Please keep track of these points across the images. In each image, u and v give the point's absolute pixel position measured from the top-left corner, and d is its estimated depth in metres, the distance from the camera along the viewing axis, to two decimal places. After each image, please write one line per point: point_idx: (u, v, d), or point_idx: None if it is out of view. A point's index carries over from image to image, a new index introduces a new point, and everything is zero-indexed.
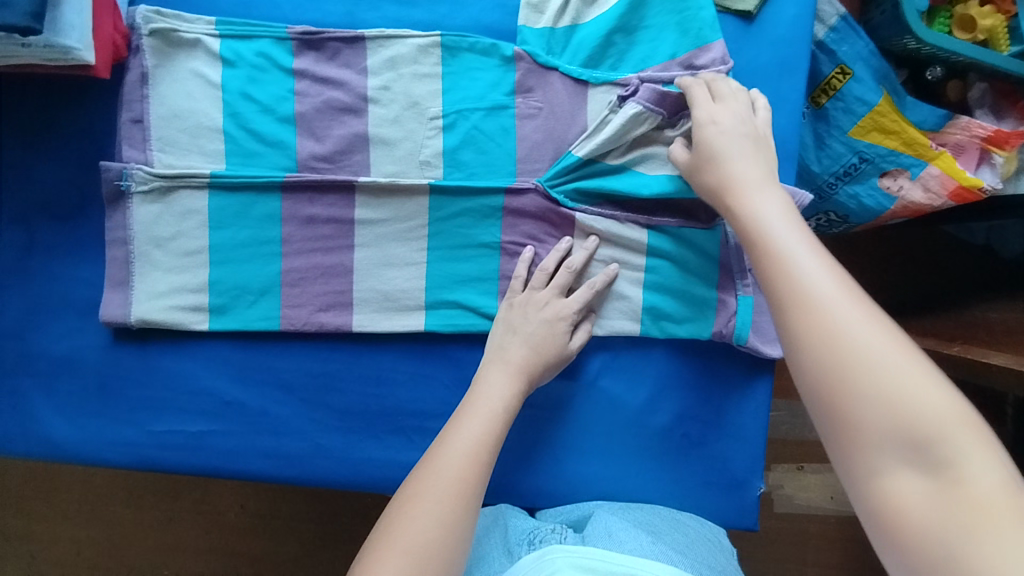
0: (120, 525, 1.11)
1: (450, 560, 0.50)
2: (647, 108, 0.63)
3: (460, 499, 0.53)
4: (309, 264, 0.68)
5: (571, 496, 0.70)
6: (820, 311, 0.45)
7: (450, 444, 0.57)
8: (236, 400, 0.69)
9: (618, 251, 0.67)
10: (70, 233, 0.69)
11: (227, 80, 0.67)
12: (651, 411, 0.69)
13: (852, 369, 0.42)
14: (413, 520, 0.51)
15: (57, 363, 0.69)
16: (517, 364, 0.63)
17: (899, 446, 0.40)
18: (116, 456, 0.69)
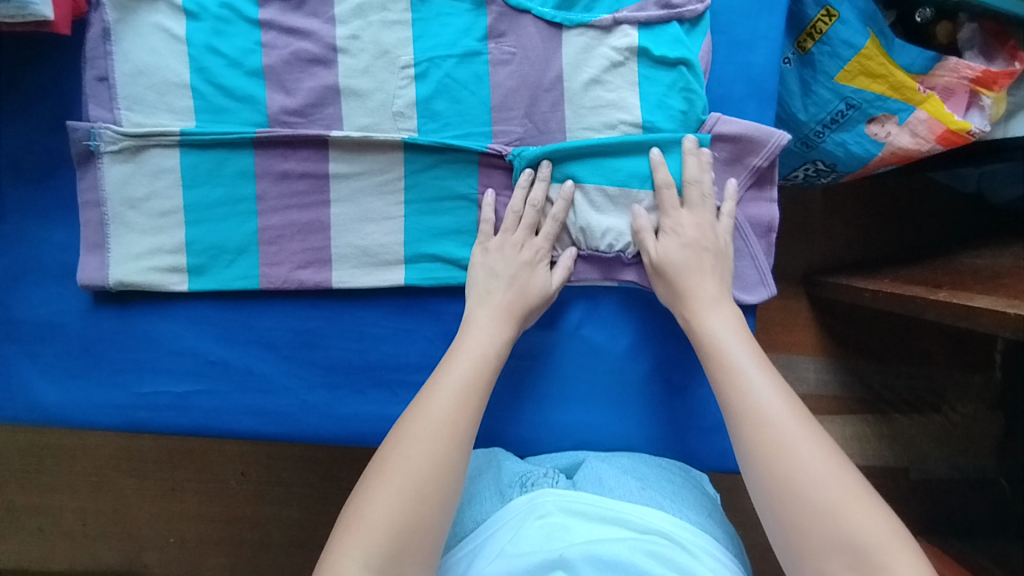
0: (123, 493, 1.13)
1: (443, 496, 0.54)
2: (591, 29, 0.65)
3: (450, 443, 0.56)
4: (286, 221, 0.67)
5: (556, 444, 0.71)
6: (777, 441, 0.54)
7: (440, 384, 0.59)
8: (220, 360, 0.70)
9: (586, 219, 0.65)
10: (41, 197, 0.68)
11: (192, 34, 0.65)
12: (632, 358, 0.69)
13: (790, 474, 0.53)
14: (408, 460, 0.54)
15: (41, 328, 0.69)
16: (504, 307, 0.63)
17: (780, 446, 0.54)
18: (105, 418, 0.70)
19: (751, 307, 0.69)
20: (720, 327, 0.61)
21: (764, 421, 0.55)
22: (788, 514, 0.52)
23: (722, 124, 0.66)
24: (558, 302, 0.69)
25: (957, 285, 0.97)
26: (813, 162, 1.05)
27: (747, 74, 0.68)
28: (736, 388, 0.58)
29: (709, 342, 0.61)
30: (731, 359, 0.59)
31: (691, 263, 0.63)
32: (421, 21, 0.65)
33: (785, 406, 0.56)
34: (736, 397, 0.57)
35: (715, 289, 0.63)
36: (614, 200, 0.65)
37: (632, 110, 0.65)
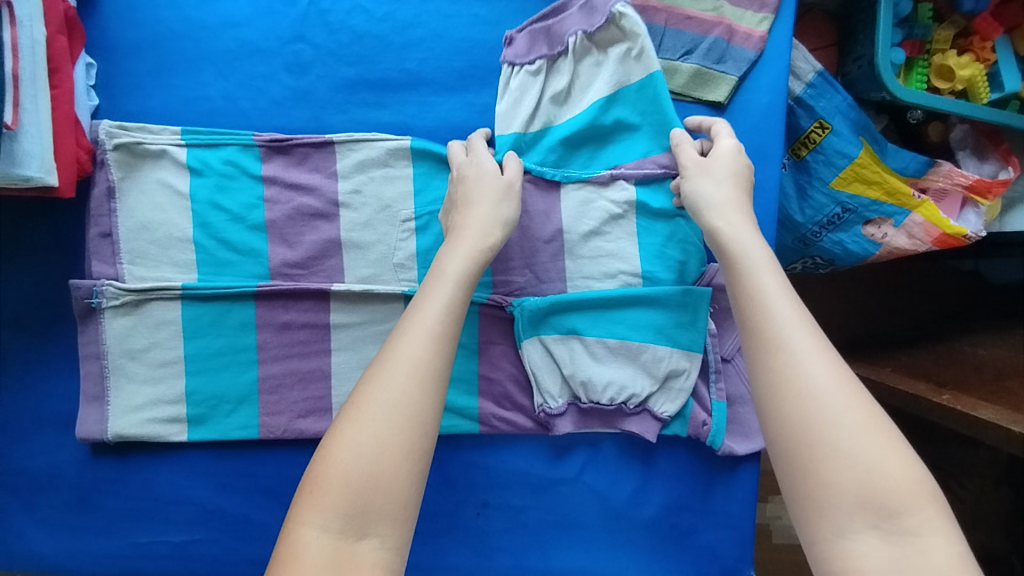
0: None
1: (416, 443, 0.46)
2: (589, 182, 0.66)
3: (418, 382, 0.47)
4: (287, 369, 0.67)
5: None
6: (790, 353, 0.46)
7: (421, 317, 0.50)
8: (219, 508, 0.69)
9: (587, 371, 0.65)
10: (42, 350, 0.68)
11: (196, 191, 0.66)
12: (637, 500, 0.68)
13: (813, 407, 0.45)
14: (381, 395, 0.46)
15: (39, 478, 0.69)
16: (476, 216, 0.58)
17: (833, 466, 0.43)
18: (103, 568, 0.69)
19: (755, 453, 0.67)
20: (755, 252, 0.52)
21: (818, 418, 0.44)
22: (807, 453, 0.44)
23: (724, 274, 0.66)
24: (560, 444, 0.69)
25: (961, 387, 0.97)
26: (812, 258, 1.06)
27: None
28: (763, 336, 0.48)
29: (731, 254, 0.53)
30: (756, 282, 0.50)
31: (725, 198, 0.56)
32: (420, 177, 0.67)
33: (817, 345, 0.46)
34: (752, 312, 0.49)
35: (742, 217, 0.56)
36: (615, 349, 0.65)
37: (630, 261, 0.66)
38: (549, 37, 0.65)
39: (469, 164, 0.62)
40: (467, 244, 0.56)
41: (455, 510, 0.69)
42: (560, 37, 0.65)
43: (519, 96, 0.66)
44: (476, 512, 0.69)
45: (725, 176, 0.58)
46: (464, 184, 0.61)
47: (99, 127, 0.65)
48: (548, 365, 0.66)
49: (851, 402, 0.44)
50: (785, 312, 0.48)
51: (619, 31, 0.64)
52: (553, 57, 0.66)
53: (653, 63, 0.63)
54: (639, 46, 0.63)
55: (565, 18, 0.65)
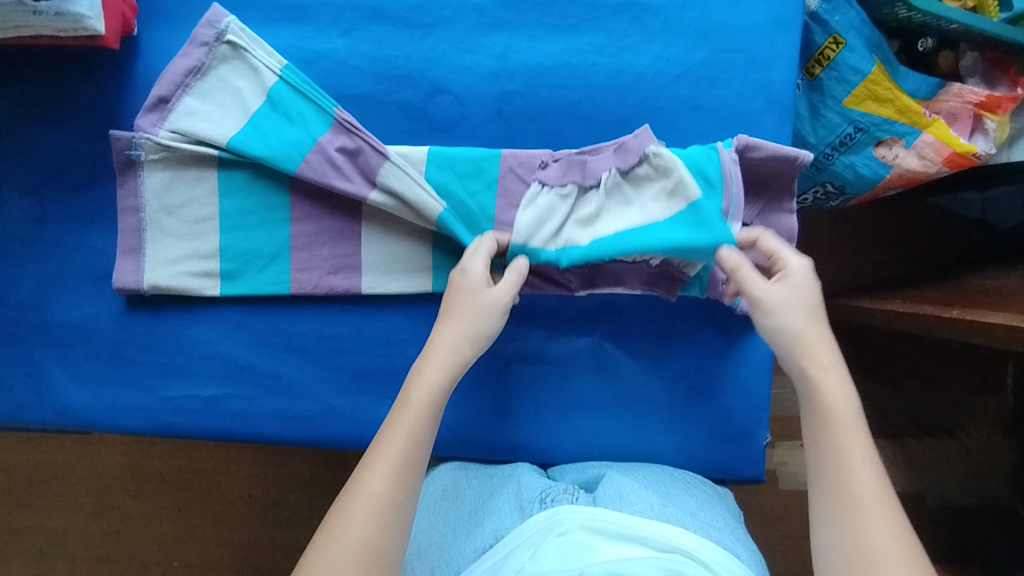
0: (136, 516, 1.19)
1: (380, 558, 0.52)
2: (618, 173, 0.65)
3: (382, 517, 0.53)
4: (318, 227, 0.69)
5: (577, 450, 0.71)
6: (863, 521, 0.52)
7: (386, 444, 0.56)
8: (248, 364, 0.70)
9: (601, 223, 0.65)
10: (81, 204, 0.70)
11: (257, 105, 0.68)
12: (657, 367, 0.71)
13: (869, 569, 0.50)
14: (346, 534, 0.52)
15: (72, 331, 0.70)
16: (472, 331, 0.60)
17: None
18: (133, 421, 0.70)
19: None
20: (843, 407, 0.56)
21: (870, 564, 0.51)
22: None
23: (750, 148, 0.65)
24: (583, 307, 0.71)
25: (967, 303, 0.96)
26: (821, 185, 1.00)
27: (763, 90, 0.68)
28: (842, 495, 0.53)
29: (818, 410, 0.56)
30: (841, 443, 0.55)
31: (813, 334, 0.58)
32: (454, 42, 0.69)
33: (888, 518, 0.52)
34: (830, 464, 0.55)
35: (833, 361, 0.58)
36: (636, 214, 0.64)
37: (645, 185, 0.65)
38: (581, 170, 0.66)
39: (461, 271, 0.62)
40: (434, 367, 0.59)
41: (480, 372, 0.71)
42: (594, 171, 0.65)
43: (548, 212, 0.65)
44: (500, 374, 0.71)
45: (802, 318, 0.58)
46: (462, 296, 0.61)
47: (222, 14, 0.67)
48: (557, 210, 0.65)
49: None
50: (862, 473, 0.54)
51: (654, 168, 0.64)
52: (583, 186, 0.66)
53: (692, 192, 0.61)
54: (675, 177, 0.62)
55: (600, 160, 0.65)
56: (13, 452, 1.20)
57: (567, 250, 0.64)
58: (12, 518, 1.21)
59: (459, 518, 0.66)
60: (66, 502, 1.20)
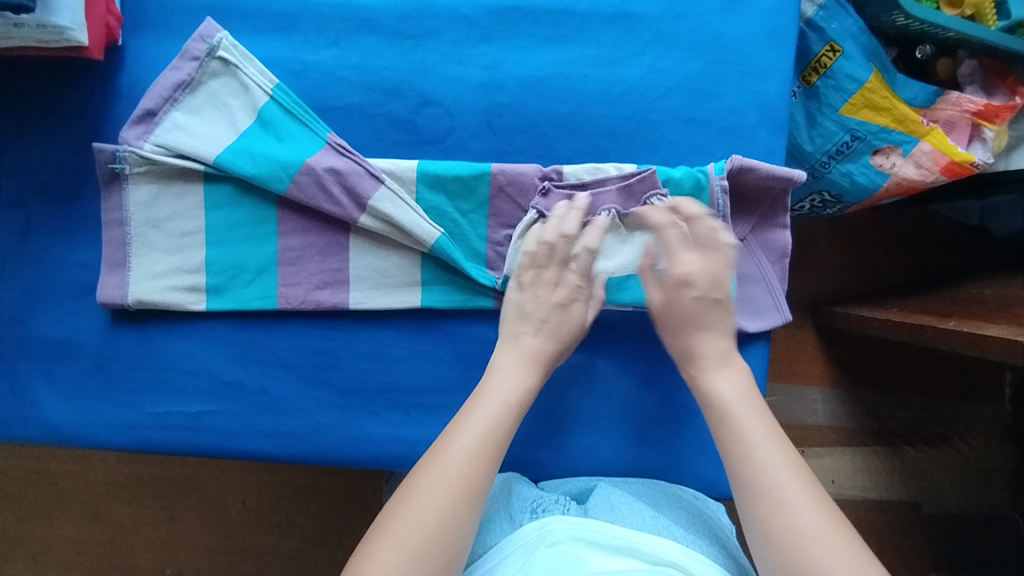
0: (127, 524, 1.18)
1: (456, 542, 0.53)
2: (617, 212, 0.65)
3: (461, 499, 0.54)
4: (306, 242, 0.68)
5: (568, 466, 0.70)
6: (780, 501, 0.53)
7: (457, 437, 0.57)
8: (235, 379, 0.69)
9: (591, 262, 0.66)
10: (64, 218, 0.69)
11: (247, 123, 0.67)
12: (648, 382, 0.70)
13: (797, 551, 0.51)
14: (414, 516, 0.53)
15: (57, 346, 0.69)
16: (530, 352, 0.63)
17: None
18: (117, 438, 0.69)
19: (765, 332, 0.68)
20: (729, 393, 0.60)
21: (802, 546, 0.51)
22: None
23: (744, 170, 0.64)
24: None
25: (966, 314, 0.94)
26: (818, 193, 0.99)
27: (757, 101, 0.67)
28: (757, 488, 0.54)
29: (717, 405, 0.59)
30: (740, 429, 0.57)
31: (699, 327, 0.62)
32: (444, 52, 0.68)
33: (805, 495, 0.53)
34: (743, 462, 0.56)
35: (726, 345, 0.62)
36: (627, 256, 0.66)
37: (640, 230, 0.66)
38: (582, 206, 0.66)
39: (538, 284, 0.65)
40: (505, 369, 0.62)
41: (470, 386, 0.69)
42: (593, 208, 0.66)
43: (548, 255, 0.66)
44: None
45: (689, 330, 0.62)
46: (548, 320, 0.64)
47: (215, 29, 0.67)
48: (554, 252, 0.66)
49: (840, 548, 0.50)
50: (773, 463, 0.55)
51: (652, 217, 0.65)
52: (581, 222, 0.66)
53: None
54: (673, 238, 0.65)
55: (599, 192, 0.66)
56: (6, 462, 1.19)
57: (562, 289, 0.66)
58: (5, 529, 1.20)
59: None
60: (59, 512, 1.19)
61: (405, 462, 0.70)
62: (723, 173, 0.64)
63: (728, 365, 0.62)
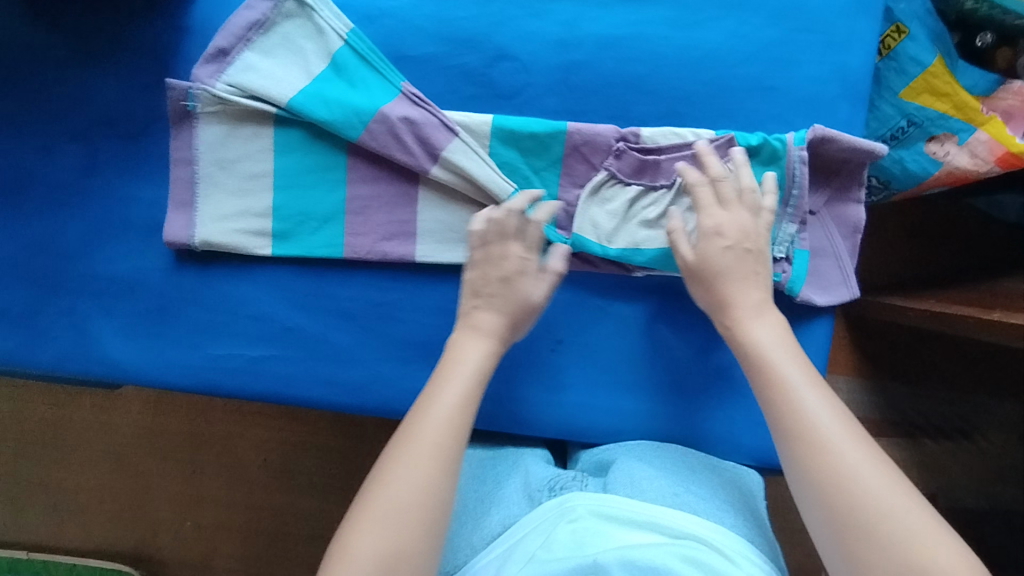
0: (150, 475, 1.19)
1: (432, 512, 0.52)
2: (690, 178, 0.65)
3: (437, 469, 0.53)
4: (375, 191, 0.68)
5: (565, 424, 0.70)
6: (823, 444, 0.53)
7: (433, 404, 0.56)
8: (296, 327, 0.69)
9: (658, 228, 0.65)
10: (132, 155, 0.68)
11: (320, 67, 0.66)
12: (711, 350, 0.69)
13: (845, 491, 0.51)
14: (390, 488, 0.52)
15: (119, 284, 0.69)
16: (489, 328, 0.60)
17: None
18: (177, 378, 0.69)
19: (831, 306, 0.68)
20: (764, 338, 0.59)
21: (850, 488, 0.51)
22: (848, 539, 0.50)
23: (826, 141, 0.63)
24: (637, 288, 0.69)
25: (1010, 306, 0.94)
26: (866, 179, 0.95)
27: (840, 73, 0.66)
28: (802, 435, 0.54)
29: (753, 353, 0.58)
30: (778, 375, 0.57)
31: (723, 277, 0.60)
32: (524, 6, 0.66)
33: (852, 437, 0.53)
34: (784, 407, 0.55)
35: (760, 296, 0.60)
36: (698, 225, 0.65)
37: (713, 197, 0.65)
38: (655, 170, 0.65)
39: (529, 246, 0.62)
40: (472, 343, 0.59)
41: (530, 345, 0.70)
42: (667, 172, 0.65)
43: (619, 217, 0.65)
44: (551, 348, 0.70)
45: (718, 284, 0.60)
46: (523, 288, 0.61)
47: None
48: (625, 215, 0.65)
49: (887, 486, 0.50)
50: (820, 410, 0.54)
51: None
52: (651, 186, 0.65)
53: None
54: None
55: (673, 157, 0.65)
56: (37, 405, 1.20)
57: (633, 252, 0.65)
58: (31, 472, 1.21)
59: (469, 509, 0.66)
60: (87, 459, 1.20)
61: None
62: (803, 144, 0.63)
63: (760, 312, 0.60)
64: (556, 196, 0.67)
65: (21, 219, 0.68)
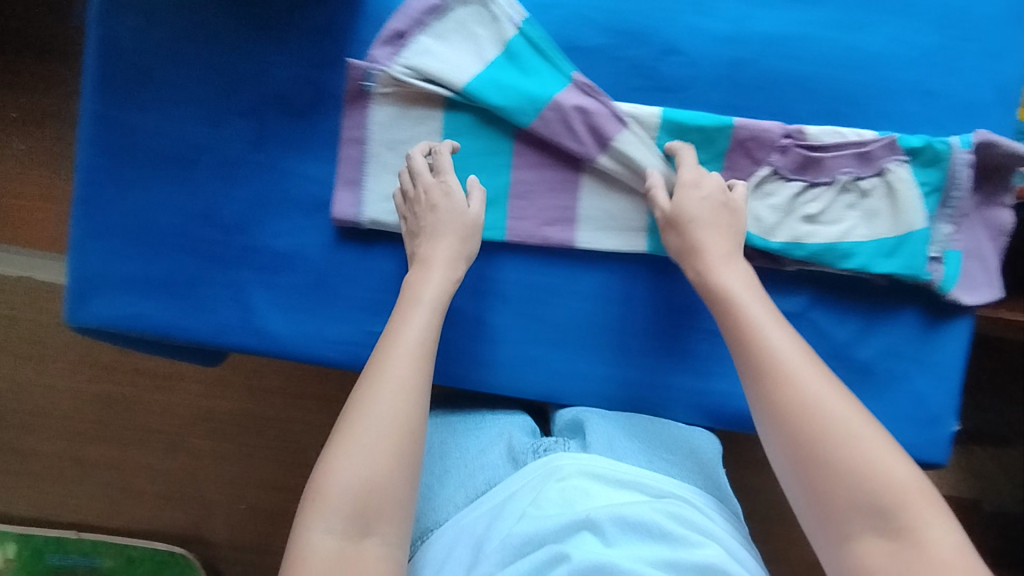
0: (210, 454, 1.18)
1: (408, 434, 0.54)
2: (850, 177, 0.67)
3: (403, 394, 0.56)
4: (539, 178, 0.69)
5: (514, 384, 0.70)
6: (773, 379, 0.55)
7: (404, 338, 0.59)
8: (454, 307, 0.70)
9: (817, 224, 0.68)
10: (301, 131, 0.68)
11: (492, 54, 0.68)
12: (856, 344, 0.72)
13: (825, 415, 0.52)
14: (377, 413, 0.54)
15: (281, 259, 0.70)
16: (445, 259, 0.64)
17: (873, 514, 0.49)
18: (333, 353, 0.70)
19: (974, 306, 0.70)
20: (731, 281, 0.61)
21: (814, 414, 0.53)
22: (805, 465, 0.52)
23: (988, 146, 0.66)
24: (788, 281, 0.71)
25: None
26: None
27: (996, 81, 0.69)
28: (762, 368, 0.56)
29: (724, 296, 0.61)
30: (749, 317, 0.59)
31: (704, 228, 0.63)
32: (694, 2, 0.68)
33: (810, 365, 0.55)
34: (750, 341, 0.57)
35: (745, 271, 0.62)
36: (855, 222, 0.68)
37: (871, 197, 0.67)
38: (818, 167, 0.67)
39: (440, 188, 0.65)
40: (435, 279, 0.63)
41: (679, 332, 0.71)
42: (829, 170, 0.67)
43: (782, 212, 0.67)
44: (703, 337, 0.71)
45: (686, 230, 0.64)
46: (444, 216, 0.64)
47: None
48: (787, 210, 0.67)
49: (843, 411, 0.52)
50: (784, 344, 0.57)
51: (886, 184, 0.67)
52: (812, 183, 0.68)
53: (911, 222, 0.67)
54: (903, 202, 0.67)
55: (836, 156, 0.67)
56: (102, 384, 1.17)
57: (793, 246, 0.67)
58: (96, 452, 1.18)
59: (446, 472, 0.68)
60: (155, 440, 1.18)
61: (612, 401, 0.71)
62: (969, 146, 0.66)
63: (731, 260, 0.63)
64: None
65: (188, 191, 0.68)
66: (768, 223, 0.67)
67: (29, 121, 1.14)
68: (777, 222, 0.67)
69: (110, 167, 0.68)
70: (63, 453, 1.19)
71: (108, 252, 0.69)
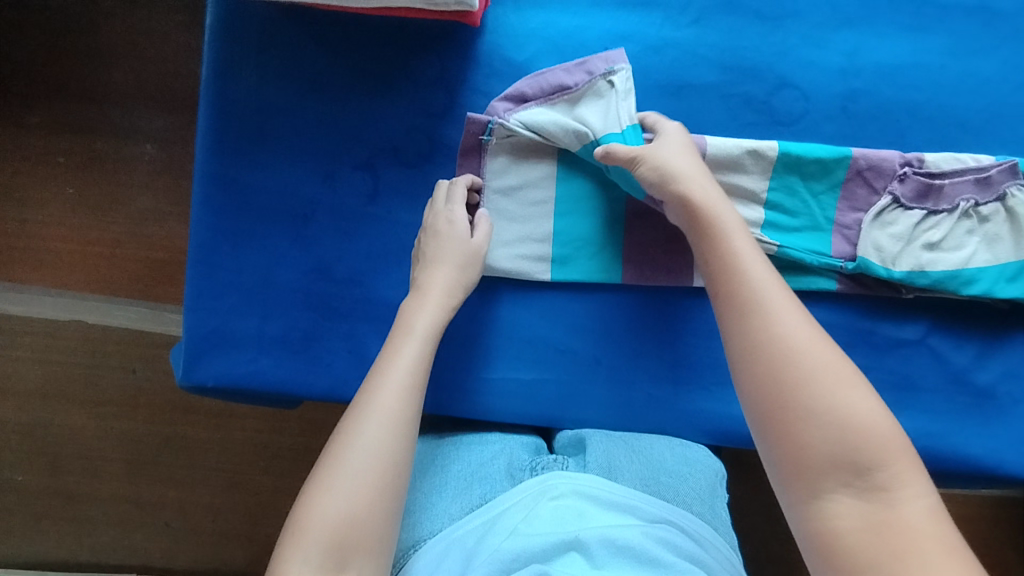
0: (260, 494, 1.07)
1: (353, 457, 0.52)
2: (971, 203, 0.67)
3: (391, 429, 0.54)
4: (653, 217, 0.69)
5: (633, 422, 0.70)
6: (766, 316, 0.52)
7: (388, 373, 0.56)
8: (570, 349, 0.70)
9: (937, 251, 0.67)
10: (414, 181, 0.68)
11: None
12: (975, 368, 0.70)
13: (788, 362, 0.49)
14: (361, 442, 0.52)
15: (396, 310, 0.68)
16: (441, 288, 0.62)
17: (839, 468, 0.45)
18: (451, 401, 0.69)
19: None
20: (727, 215, 0.59)
21: (787, 353, 0.49)
22: (778, 413, 0.48)
23: None
24: (905, 308, 0.70)
25: None
26: None
27: None
28: (750, 308, 0.53)
29: (711, 231, 0.58)
30: (739, 267, 0.55)
31: (688, 169, 0.61)
32: (805, 36, 0.68)
33: (793, 309, 0.52)
34: (731, 278, 0.55)
35: (737, 219, 0.59)
36: (976, 247, 0.67)
37: (991, 221, 0.67)
38: (938, 194, 0.67)
39: (443, 217, 0.64)
40: (428, 314, 0.61)
41: None
42: (948, 197, 0.67)
43: (904, 240, 0.67)
44: None
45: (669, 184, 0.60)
46: (444, 246, 0.63)
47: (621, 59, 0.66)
48: (909, 238, 0.67)
49: (822, 359, 0.49)
50: (766, 285, 0.54)
51: (1006, 208, 0.67)
52: (931, 210, 0.67)
53: None
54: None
55: (953, 183, 0.67)
56: (163, 419, 1.07)
57: (917, 274, 0.66)
58: (157, 492, 1.07)
59: (444, 484, 0.65)
60: (226, 476, 1.07)
61: (733, 439, 0.70)
62: None
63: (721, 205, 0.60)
64: (832, 217, 0.68)
65: (303, 247, 0.68)
66: (890, 252, 0.67)
67: (83, 161, 1.07)
68: (899, 250, 0.67)
69: (226, 226, 0.67)
70: (120, 494, 1.07)
71: (222, 311, 0.68)
